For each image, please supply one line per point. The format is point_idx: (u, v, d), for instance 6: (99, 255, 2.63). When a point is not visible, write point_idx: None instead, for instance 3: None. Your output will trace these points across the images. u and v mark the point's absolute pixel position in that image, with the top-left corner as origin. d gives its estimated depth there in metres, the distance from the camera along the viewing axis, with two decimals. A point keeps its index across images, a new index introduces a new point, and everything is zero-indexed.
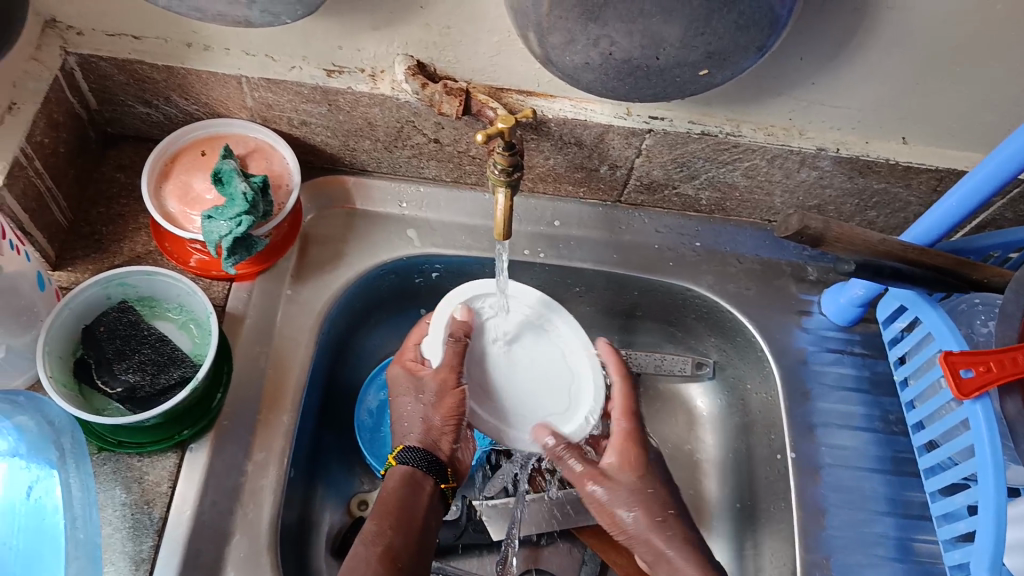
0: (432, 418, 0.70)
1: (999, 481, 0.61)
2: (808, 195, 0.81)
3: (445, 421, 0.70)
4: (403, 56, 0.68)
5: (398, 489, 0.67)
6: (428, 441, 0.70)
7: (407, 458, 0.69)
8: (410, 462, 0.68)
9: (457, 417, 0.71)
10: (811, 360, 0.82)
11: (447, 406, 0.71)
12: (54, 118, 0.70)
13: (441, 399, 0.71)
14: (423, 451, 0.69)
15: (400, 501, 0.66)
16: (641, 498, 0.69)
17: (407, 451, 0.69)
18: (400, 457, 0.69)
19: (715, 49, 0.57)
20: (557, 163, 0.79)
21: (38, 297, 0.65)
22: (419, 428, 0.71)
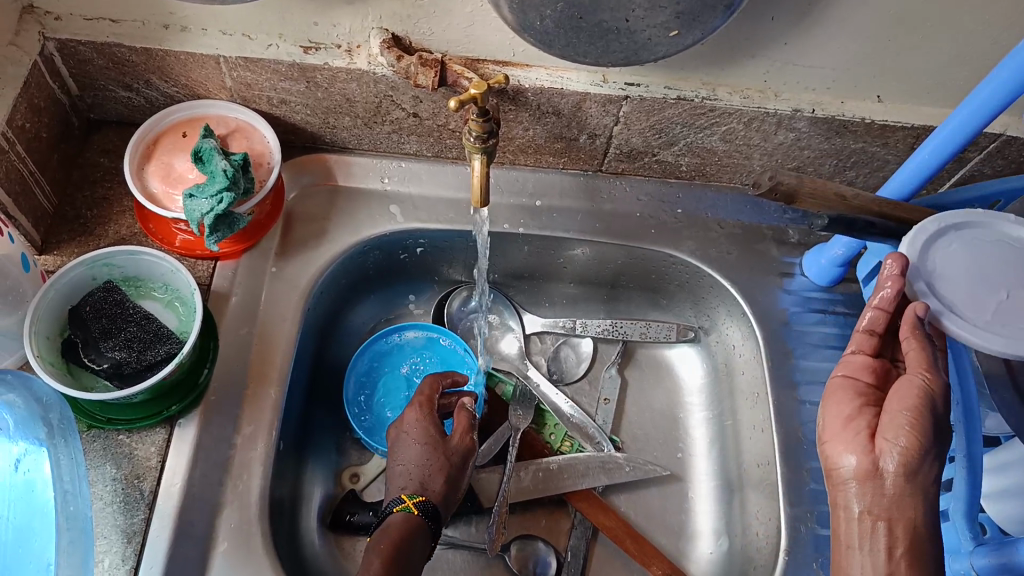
0: (452, 474, 0.74)
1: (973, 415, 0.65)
2: (786, 157, 0.82)
3: (458, 483, 0.74)
4: (378, 29, 0.68)
5: (413, 531, 0.67)
6: (443, 500, 0.72)
7: (425, 509, 0.69)
8: (423, 514, 0.69)
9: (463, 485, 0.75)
10: (794, 321, 0.83)
11: (463, 469, 0.75)
12: (35, 104, 0.70)
13: (462, 466, 0.75)
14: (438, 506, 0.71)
15: (410, 542, 0.66)
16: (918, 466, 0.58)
17: (424, 503, 0.70)
18: (419, 504, 0.69)
19: (683, 10, 0.58)
20: (537, 134, 0.80)
21: (22, 277, 0.66)
22: (440, 484, 0.73)
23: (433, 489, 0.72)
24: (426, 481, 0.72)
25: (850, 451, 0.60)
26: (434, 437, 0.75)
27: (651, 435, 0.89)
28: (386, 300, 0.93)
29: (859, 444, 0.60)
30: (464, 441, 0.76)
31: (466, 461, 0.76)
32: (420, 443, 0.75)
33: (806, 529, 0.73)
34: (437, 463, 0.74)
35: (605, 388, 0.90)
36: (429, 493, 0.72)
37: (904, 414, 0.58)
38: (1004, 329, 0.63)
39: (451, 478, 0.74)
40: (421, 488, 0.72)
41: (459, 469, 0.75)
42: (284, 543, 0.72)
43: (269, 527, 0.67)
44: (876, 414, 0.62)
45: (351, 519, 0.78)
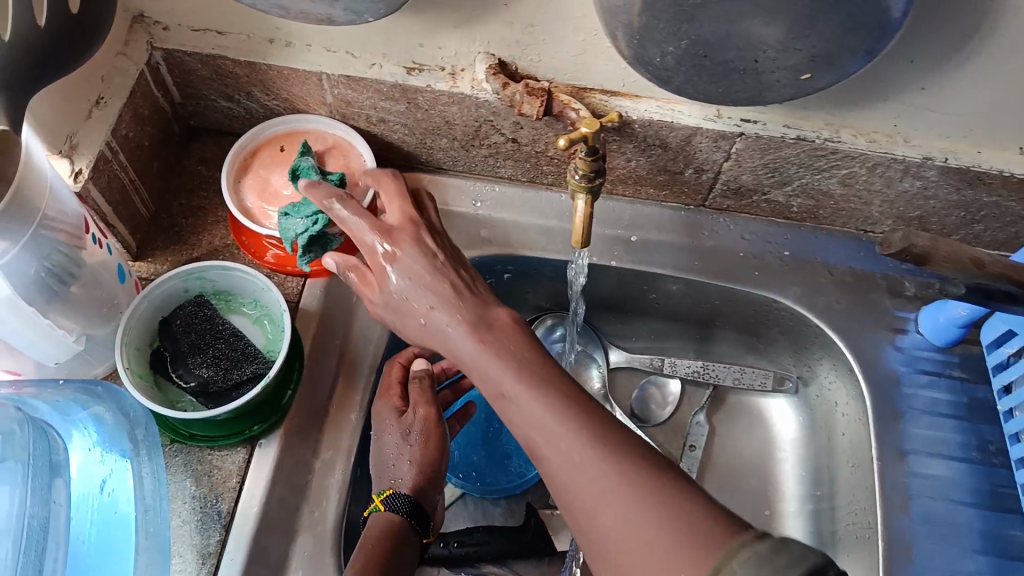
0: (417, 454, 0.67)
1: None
2: (909, 206, 0.76)
3: (428, 459, 0.67)
4: (485, 55, 0.66)
5: (388, 536, 0.62)
6: (418, 488, 0.66)
7: (396, 505, 0.64)
8: (396, 509, 0.64)
9: (438, 461, 0.68)
10: (904, 381, 0.77)
11: (429, 444, 0.68)
12: (139, 112, 0.70)
13: (426, 441, 0.68)
14: (411, 497, 0.65)
15: (382, 546, 0.61)
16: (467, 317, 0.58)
17: (394, 497, 0.64)
18: (387, 501, 0.64)
19: (818, 53, 0.53)
20: (640, 165, 0.76)
21: (117, 289, 0.66)
22: (408, 469, 0.67)
23: (402, 479, 0.66)
24: (396, 472, 0.67)
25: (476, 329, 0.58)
26: (397, 423, 0.68)
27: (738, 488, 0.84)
28: None
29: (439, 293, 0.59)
30: (423, 415, 0.69)
31: (432, 431, 0.68)
32: (384, 431, 0.68)
33: None
34: (403, 446, 0.67)
35: (691, 434, 0.86)
36: (401, 487, 0.66)
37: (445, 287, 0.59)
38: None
39: (419, 462, 0.67)
40: (391, 481, 0.66)
41: (422, 446, 0.67)
42: None
43: (342, 558, 0.66)
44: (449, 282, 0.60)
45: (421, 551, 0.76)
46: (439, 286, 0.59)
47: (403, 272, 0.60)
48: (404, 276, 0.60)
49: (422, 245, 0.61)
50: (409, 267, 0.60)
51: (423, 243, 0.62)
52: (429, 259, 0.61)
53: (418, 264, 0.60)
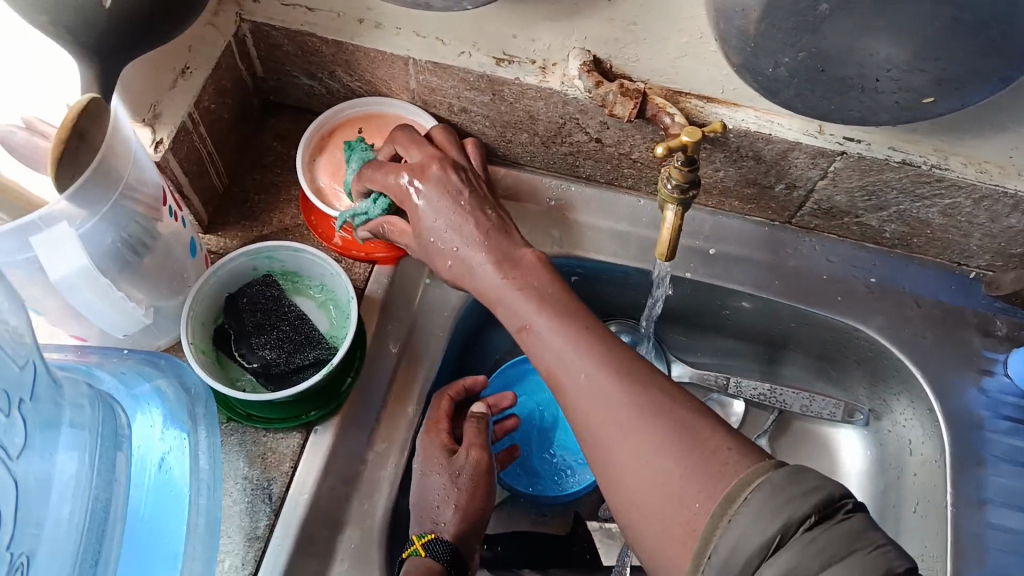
0: (463, 499, 0.64)
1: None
2: (1012, 242, 0.71)
3: (472, 506, 0.65)
4: (581, 50, 0.63)
5: None
6: (458, 537, 0.63)
7: (436, 551, 0.61)
8: (436, 555, 0.60)
9: (482, 509, 0.65)
10: (987, 426, 0.73)
11: (476, 490, 0.65)
12: (222, 85, 0.69)
13: (474, 488, 0.65)
14: (453, 546, 0.61)
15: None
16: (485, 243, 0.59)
17: (435, 542, 0.61)
18: (427, 546, 0.61)
19: (947, 76, 0.50)
20: (727, 176, 0.73)
21: (187, 262, 0.65)
22: (451, 514, 0.64)
23: (445, 524, 0.63)
24: (438, 515, 0.64)
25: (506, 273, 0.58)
26: (445, 462, 0.65)
27: None
28: None
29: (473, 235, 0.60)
30: (473, 456, 0.66)
31: (478, 477, 0.66)
32: (430, 468, 0.65)
33: None
34: (448, 488, 0.65)
35: None
36: (442, 532, 0.63)
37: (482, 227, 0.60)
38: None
39: (462, 507, 0.64)
40: (433, 525, 0.63)
41: (469, 491, 0.65)
42: None
43: (388, 554, 0.65)
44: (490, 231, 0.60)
45: None
46: (467, 227, 0.60)
47: (427, 210, 0.61)
48: (430, 211, 0.61)
49: (449, 182, 0.61)
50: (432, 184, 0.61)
51: (448, 177, 0.61)
52: (448, 196, 0.60)
53: (447, 181, 0.61)
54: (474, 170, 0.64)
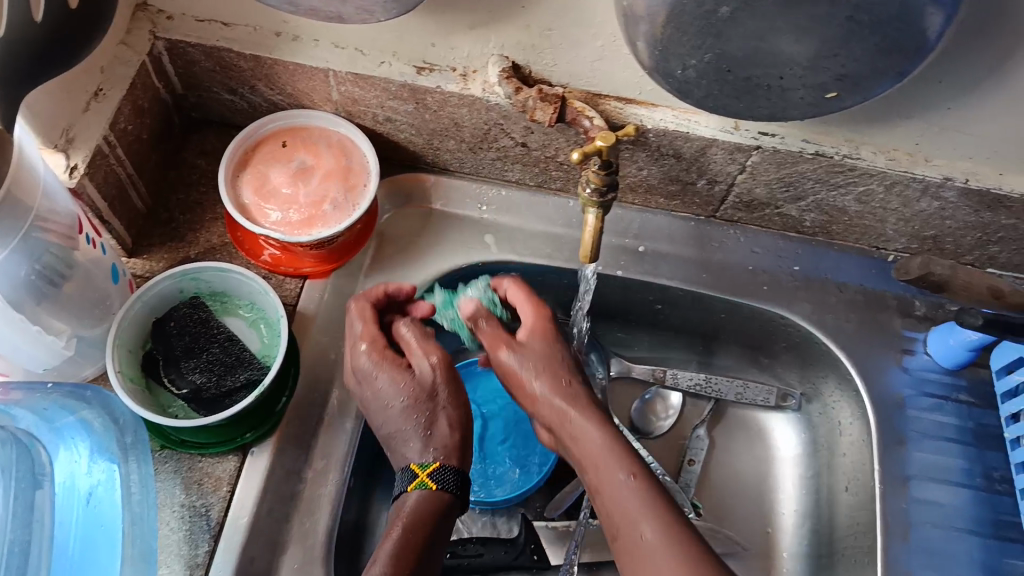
0: (446, 407, 0.63)
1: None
2: (925, 225, 0.74)
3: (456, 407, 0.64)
4: (499, 57, 0.64)
5: (434, 512, 0.59)
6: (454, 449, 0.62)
7: (444, 478, 0.60)
8: (444, 483, 0.60)
9: (461, 401, 0.64)
10: (909, 405, 0.75)
11: (449, 389, 0.64)
12: (139, 105, 0.68)
13: (446, 389, 0.64)
14: (458, 467, 0.61)
15: (429, 523, 0.58)
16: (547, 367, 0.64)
17: (441, 470, 0.60)
18: (435, 478, 0.60)
19: (848, 73, 0.51)
20: (652, 175, 0.74)
21: (110, 289, 0.64)
22: (445, 430, 0.63)
23: (440, 446, 0.61)
24: (430, 443, 0.62)
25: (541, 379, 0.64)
26: (407, 385, 0.63)
27: (738, 504, 0.83)
28: None
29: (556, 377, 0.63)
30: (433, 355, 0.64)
31: (448, 380, 0.64)
32: (395, 395, 0.63)
33: None
34: (423, 409, 0.62)
35: (691, 449, 0.84)
36: (444, 454, 0.61)
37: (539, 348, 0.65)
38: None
39: (450, 426, 0.63)
40: (426, 448, 0.62)
41: (446, 393, 0.63)
42: None
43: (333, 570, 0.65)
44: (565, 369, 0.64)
45: None
46: (574, 386, 0.64)
47: (542, 350, 0.65)
48: (547, 350, 0.65)
49: (561, 344, 0.65)
50: (545, 334, 0.66)
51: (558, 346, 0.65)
52: (558, 358, 0.64)
53: (553, 354, 0.65)
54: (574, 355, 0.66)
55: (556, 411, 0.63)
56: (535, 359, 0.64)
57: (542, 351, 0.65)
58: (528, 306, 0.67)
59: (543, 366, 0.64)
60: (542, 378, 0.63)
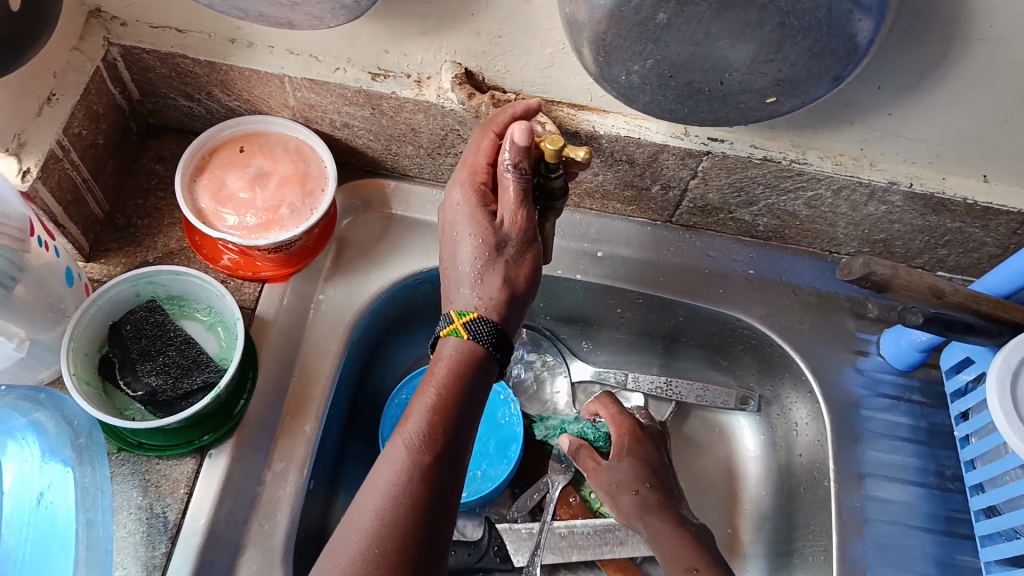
0: (484, 274, 0.58)
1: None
2: (874, 229, 0.76)
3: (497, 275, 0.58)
4: (451, 63, 0.65)
5: (463, 366, 0.56)
6: (489, 311, 0.57)
7: (478, 331, 0.56)
8: (476, 337, 0.56)
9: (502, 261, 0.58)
10: (863, 405, 0.77)
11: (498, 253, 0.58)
12: (94, 110, 0.68)
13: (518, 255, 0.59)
14: (496, 323, 0.57)
15: (460, 390, 0.55)
16: (467, 276, 0.58)
17: (479, 322, 0.56)
18: (468, 327, 0.56)
19: (785, 77, 0.53)
20: (607, 180, 0.75)
21: (64, 292, 0.64)
22: (494, 292, 0.58)
23: (487, 300, 0.57)
24: (481, 281, 0.58)
25: (469, 229, 0.58)
26: (482, 237, 0.58)
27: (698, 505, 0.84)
28: None
29: (471, 222, 0.58)
30: (518, 216, 0.58)
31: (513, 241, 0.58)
32: (468, 232, 0.58)
33: None
34: (485, 267, 0.58)
35: None
36: (483, 305, 0.57)
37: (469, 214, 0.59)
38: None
39: (510, 274, 0.59)
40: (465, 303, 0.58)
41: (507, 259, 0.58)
42: None
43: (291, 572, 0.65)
44: (476, 211, 0.58)
45: None
46: (653, 481, 0.73)
47: (635, 456, 0.75)
48: (635, 461, 0.74)
49: (641, 447, 0.76)
50: (479, 228, 0.58)
51: (648, 446, 0.76)
52: (646, 457, 0.75)
53: (484, 239, 0.58)
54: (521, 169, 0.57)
55: (641, 501, 0.72)
56: (636, 459, 0.74)
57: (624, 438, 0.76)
58: (617, 417, 0.78)
59: (633, 475, 0.74)
60: (637, 486, 0.73)
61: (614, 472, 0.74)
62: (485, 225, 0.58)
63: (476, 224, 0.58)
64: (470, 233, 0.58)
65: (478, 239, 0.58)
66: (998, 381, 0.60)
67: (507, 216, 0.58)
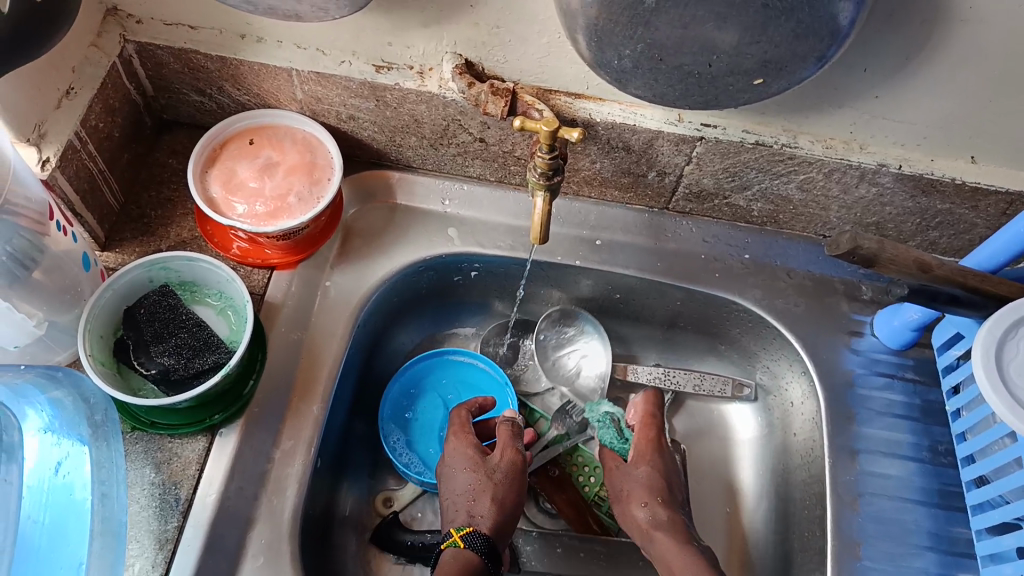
0: (477, 507, 0.70)
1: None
2: (866, 212, 0.78)
3: (503, 454, 0.75)
4: (452, 54, 0.67)
5: (461, 567, 0.65)
6: (488, 523, 0.69)
7: (473, 542, 0.66)
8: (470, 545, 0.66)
9: (506, 472, 0.73)
10: (858, 383, 0.79)
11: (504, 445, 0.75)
12: (110, 104, 0.71)
13: (507, 480, 0.73)
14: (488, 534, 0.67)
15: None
16: (472, 489, 0.72)
17: (472, 533, 0.67)
18: (466, 538, 0.67)
19: (770, 59, 0.55)
20: (604, 168, 0.78)
21: (81, 276, 0.67)
22: (487, 506, 0.70)
23: (481, 518, 0.69)
24: (474, 511, 0.70)
25: (469, 444, 0.76)
26: (478, 469, 0.73)
27: (698, 486, 0.87)
28: (435, 321, 0.92)
29: (467, 454, 0.75)
30: (506, 458, 0.74)
31: (513, 477, 0.73)
32: (462, 467, 0.74)
33: None
34: (486, 485, 0.72)
35: None
36: (480, 524, 0.69)
37: (462, 474, 0.73)
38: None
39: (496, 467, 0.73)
40: (470, 518, 0.70)
41: (506, 485, 0.72)
42: (314, 564, 0.72)
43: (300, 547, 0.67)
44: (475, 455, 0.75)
45: (387, 540, 0.79)
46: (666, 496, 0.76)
47: (653, 464, 0.78)
48: (651, 470, 0.77)
49: (660, 455, 0.79)
50: (477, 464, 0.74)
51: (666, 457, 0.79)
52: (661, 465, 0.78)
53: (479, 461, 0.74)
54: (503, 464, 0.74)
55: (649, 521, 0.74)
56: (654, 467, 0.78)
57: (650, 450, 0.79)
58: (645, 419, 0.81)
59: (644, 488, 0.76)
60: (645, 497, 0.75)
61: (627, 475, 0.77)
62: (483, 461, 0.74)
63: (471, 461, 0.74)
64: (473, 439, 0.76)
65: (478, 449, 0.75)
66: (984, 344, 0.62)
67: (497, 453, 0.75)
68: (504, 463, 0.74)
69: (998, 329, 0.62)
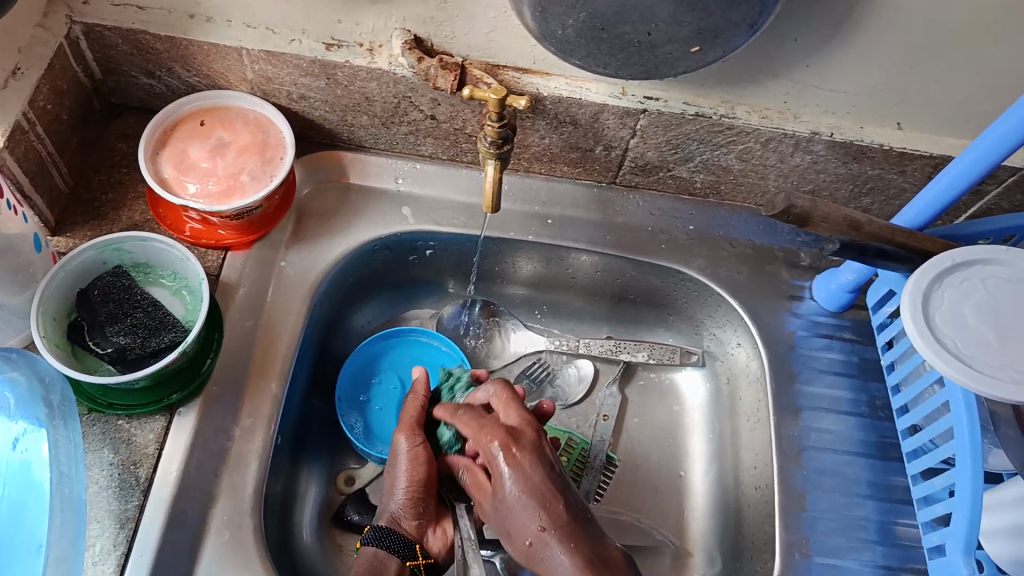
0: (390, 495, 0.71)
1: (977, 463, 0.62)
2: (802, 180, 0.82)
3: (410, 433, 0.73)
4: (401, 30, 0.69)
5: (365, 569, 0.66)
6: (391, 517, 0.69)
7: (371, 535, 0.68)
8: (371, 541, 0.68)
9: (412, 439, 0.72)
10: (801, 344, 0.82)
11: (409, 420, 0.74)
12: (57, 86, 0.71)
13: (414, 457, 0.72)
14: (388, 528, 0.69)
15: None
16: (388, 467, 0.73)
17: (373, 529, 0.69)
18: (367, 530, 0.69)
19: (706, 26, 0.58)
20: (553, 143, 0.80)
21: (32, 257, 0.66)
22: (397, 496, 0.70)
23: (389, 505, 0.70)
24: (390, 503, 0.71)
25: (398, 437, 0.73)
26: (395, 465, 0.72)
27: (650, 452, 0.90)
28: (392, 301, 0.93)
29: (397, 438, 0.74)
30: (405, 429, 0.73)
31: (419, 457, 0.72)
32: (391, 475, 0.72)
33: (799, 555, 0.72)
34: (394, 464, 0.72)
35: (605, 405, 0.91)
36: (390, 522, 0.69)
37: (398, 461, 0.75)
38: (1006, 371, 0.61)
39: (409, 455, 0.72)
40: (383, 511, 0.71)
41: (409, 468, 0.71)
42: (277, 543, 0.72)
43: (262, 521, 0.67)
44: (398, 453, 0.72)
45: (354, 519, 0.80)
46: (544, 518, 0.59)
47: (519, 479, 0.61)
48: (518, 489, 0.61)
49: (528, 451, 0.63)
50: (393, 456, 0.72)
51: (528, 455, 0.63)
52: (523, 464, 0.62)
53: (396, 449, 0.72)
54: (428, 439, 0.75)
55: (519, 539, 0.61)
56: (521, 487, 0.61)
57: (520, 460, 0.62)
58: (482, 429, 0.65)
59: (519, 499, 0.61)
60: (522, 519, 0.60)
61: (502, 505, 0.62)
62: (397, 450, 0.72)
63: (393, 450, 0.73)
64: (399, 441, 0.72)
65: (397, 446, 0.72)
66: (911, 292, 0.64)
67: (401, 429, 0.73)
68: (407, 437, 0.72)
69: (919, 282, 0.64)
